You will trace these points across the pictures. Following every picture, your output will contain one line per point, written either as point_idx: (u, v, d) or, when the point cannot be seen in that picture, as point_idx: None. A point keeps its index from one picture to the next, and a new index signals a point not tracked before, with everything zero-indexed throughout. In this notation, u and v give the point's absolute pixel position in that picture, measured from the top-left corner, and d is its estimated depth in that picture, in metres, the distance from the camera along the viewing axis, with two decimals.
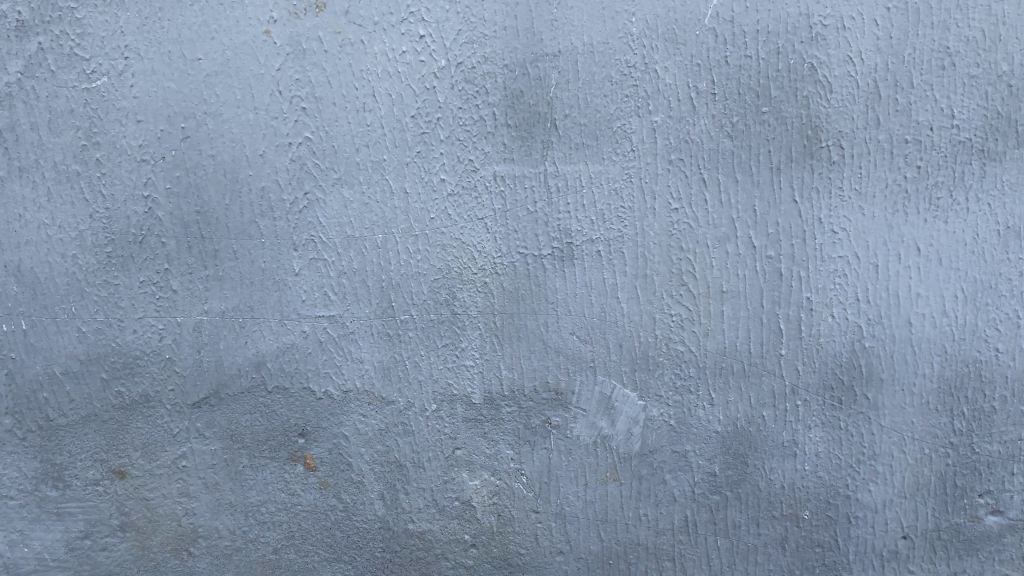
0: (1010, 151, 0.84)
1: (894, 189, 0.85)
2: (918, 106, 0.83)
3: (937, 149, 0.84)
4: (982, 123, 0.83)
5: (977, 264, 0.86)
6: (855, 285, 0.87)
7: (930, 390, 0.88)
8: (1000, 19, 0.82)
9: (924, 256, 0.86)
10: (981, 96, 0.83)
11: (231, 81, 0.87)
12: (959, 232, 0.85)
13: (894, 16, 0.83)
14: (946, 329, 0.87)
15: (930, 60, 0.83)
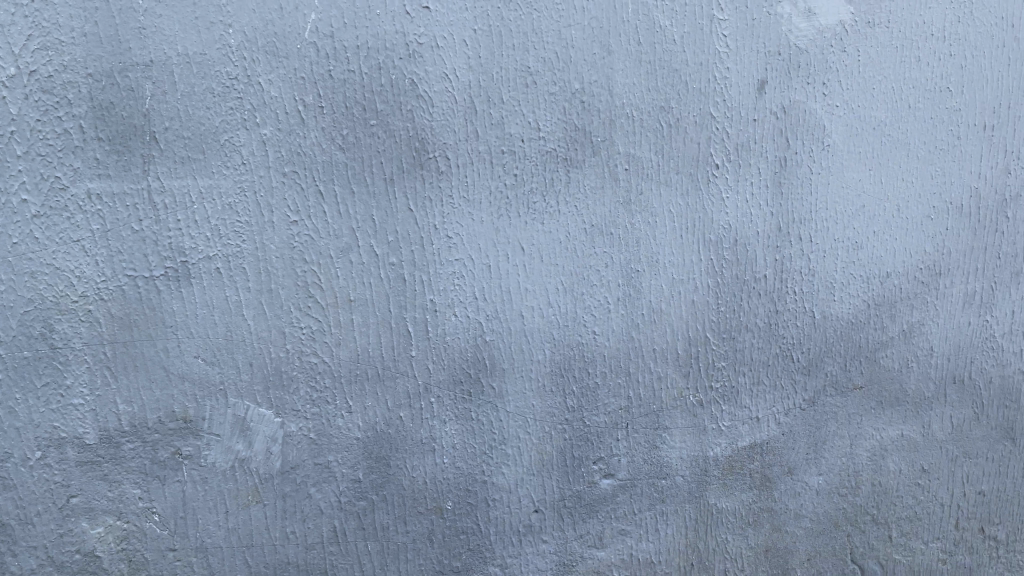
0: (589, 158, 0.95)
1: (497, 196, 0.92)
2: (510, 119, 0.91)
3: (529, 157, 0.92)
4: (563, 134, 0.93)
5: (570, 261, 0.97)
6: (471, 286, 0.93)
7: (545, 374, 0.98)
8: (569, 43, 0.91)
9: (528, 255, 0.95)
10: (560, 110, 0.92)
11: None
12: (554, 231, 0.95)
13: (480, 37, 0.89)
14: (552, 318, 0.97)
15: (515, 76, 0.90)
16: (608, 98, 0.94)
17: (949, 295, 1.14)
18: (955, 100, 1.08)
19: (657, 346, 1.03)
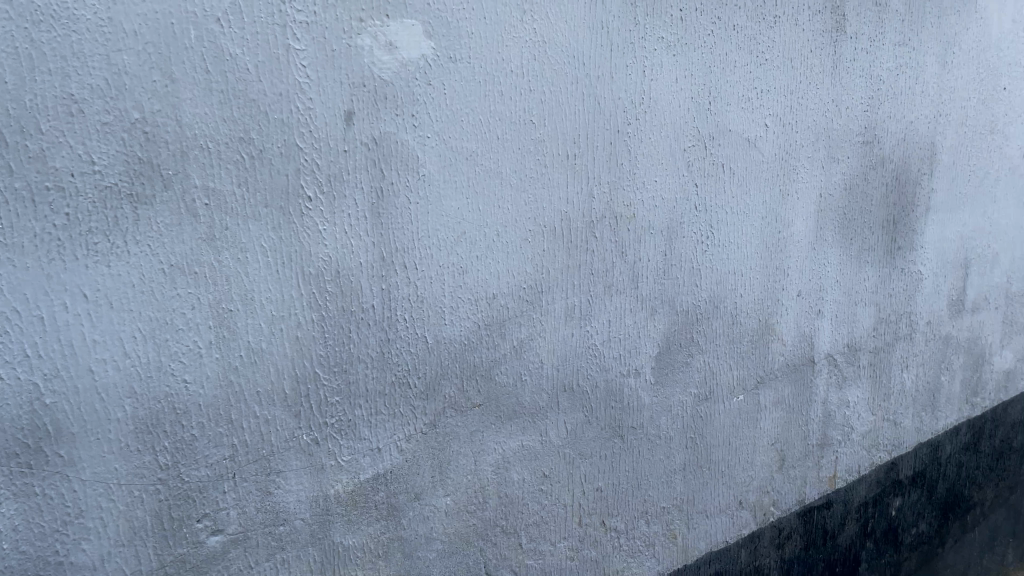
0: (159, 193, 0.87)
1: (44, 239, 0.81)
2: (53, 153, 0.80)
3: (82, 194, 0.83)
4: (125, 169, 0.85)
5: (146, 306, 0.88)
6: (20, 342, 0.81)
7: (128, 433, 0.89)
8: (121, 70, 0.83)
9: (91, 303, 0.85)
10: (117, 142, 0.84)
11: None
12: (123, 275, 0.86)
13: (4, 60, 0.77)
14: (131, 370, 0.88)
15: (53, 105, 0.80)
16: (176, 129, 0.87)
17: (550, 311, 1.24)
18: (538, 133, 1.17)
19: (261, 389, 0.98)
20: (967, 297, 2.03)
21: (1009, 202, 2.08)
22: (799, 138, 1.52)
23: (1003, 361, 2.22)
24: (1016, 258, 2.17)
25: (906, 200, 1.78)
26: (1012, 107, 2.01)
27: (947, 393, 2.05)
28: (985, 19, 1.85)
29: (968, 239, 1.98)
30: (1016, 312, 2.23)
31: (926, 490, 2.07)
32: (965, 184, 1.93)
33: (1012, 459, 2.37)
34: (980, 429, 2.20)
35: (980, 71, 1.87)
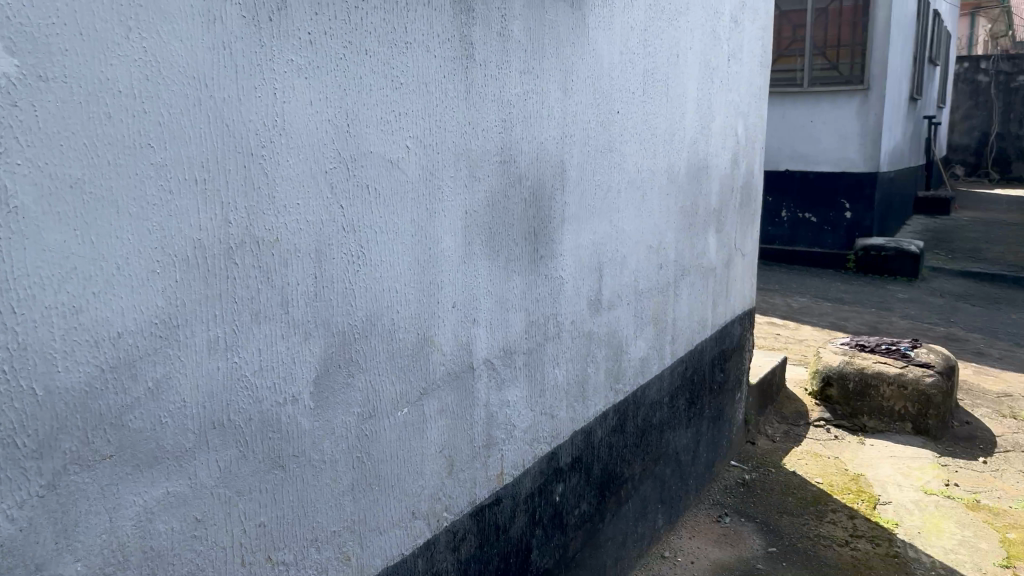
0: None
1: None
2: None
3: None
4: None
5: None
6: None
7: None
8: None
9: None
10: None
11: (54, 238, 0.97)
12: None
13: None
14: None
15: None
16: None
17: (191, 344, 1.15)
18: (159, 157, 1.07)
19: None
20: (603, 297, 2.29)
21: (630, 211, 2.38)
22: (440, 159, 1.60)
23: (638, 349, 2.53)
24: (640, 259, 2.49)
25: (543, 213, 1.95)
26: (625, 128, 2.30)
27: (593, 383, 2.29)
28: (596, 51, 2.10)
29: (600, 245, 2.23)
30: (644, 306, 2.55)
31: (584, 473, 2.29)
32: (593, 197, 2.17)
33: (653, 434, 2.71)
34: (624, 412, 2.49)
35: (596, 97, 2.12)
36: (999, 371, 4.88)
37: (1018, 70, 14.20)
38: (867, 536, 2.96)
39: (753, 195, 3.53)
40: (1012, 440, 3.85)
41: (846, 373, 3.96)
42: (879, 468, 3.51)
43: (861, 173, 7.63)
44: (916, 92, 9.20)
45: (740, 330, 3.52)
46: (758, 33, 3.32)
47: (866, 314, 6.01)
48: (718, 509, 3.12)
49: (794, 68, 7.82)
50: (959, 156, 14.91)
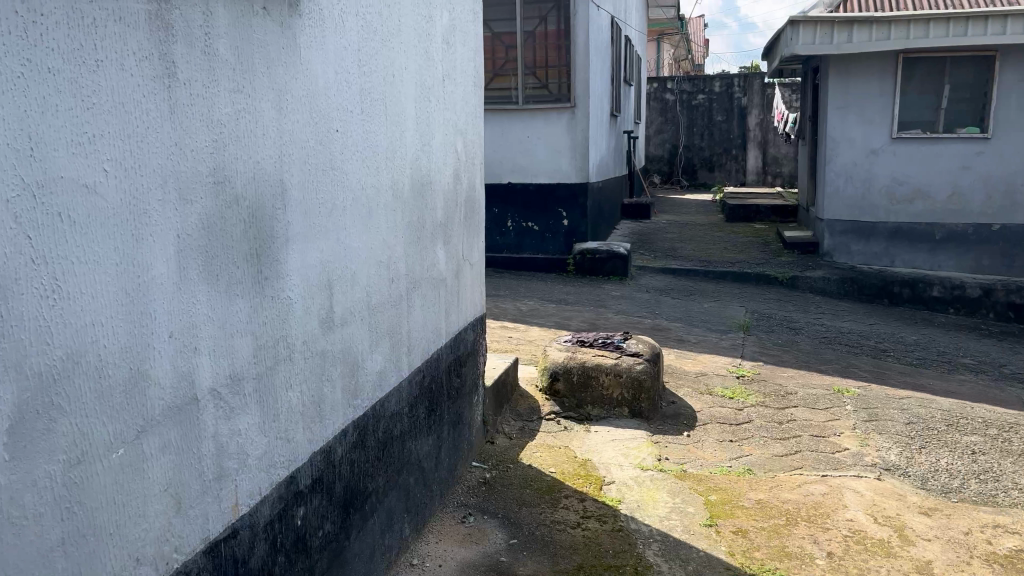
0: None
1: None
2: None
3: None
4: None
5: None
6: None
7: None
8: None
9: None
10: None
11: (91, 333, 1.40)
12: None
13: None
14: None
15: None
16: None
17: None
18: None
19: None
20: (335, 313, 2.29)
21: (356, 227, 2.41)
22: (145, 182, 1.51)
23: (374, 363, 2.57)
24: (370, 274, 2.52)
25: (264, 233, 1.92)
26: (346, 146, 2.32)
27: (330, 401, 2.28)
28: (310, 70, 2.10)
29: (328, 263, 2.23)
30: (377, 320, 2.59)
31: (326, 493, 2.27)
32: (317, 215, 2.17)
33: (395, 446, 2.75)
34: (364, 427, 2.50)
35: (313, 115, 2.13)
36: (695, 354, 5.57)
37: (696, 90, 16.18)
38: (596, 515, 3.24)
39: (477, 207, 3.72)
40: (708, 414, 4.42)
41: (571, 367, 4.28)
42: (603, 452, 3.85)
43: (574, 184, 8.30)
44: (615, 109, 10.17)
45: (473, 335, 3.69)
46: (469, 55, 3.51)
47: (586, 312, 6.54)
48: (463, 510, 3.24)
49: (508, 86, 8.30)
50: (655, 166, 16.70)
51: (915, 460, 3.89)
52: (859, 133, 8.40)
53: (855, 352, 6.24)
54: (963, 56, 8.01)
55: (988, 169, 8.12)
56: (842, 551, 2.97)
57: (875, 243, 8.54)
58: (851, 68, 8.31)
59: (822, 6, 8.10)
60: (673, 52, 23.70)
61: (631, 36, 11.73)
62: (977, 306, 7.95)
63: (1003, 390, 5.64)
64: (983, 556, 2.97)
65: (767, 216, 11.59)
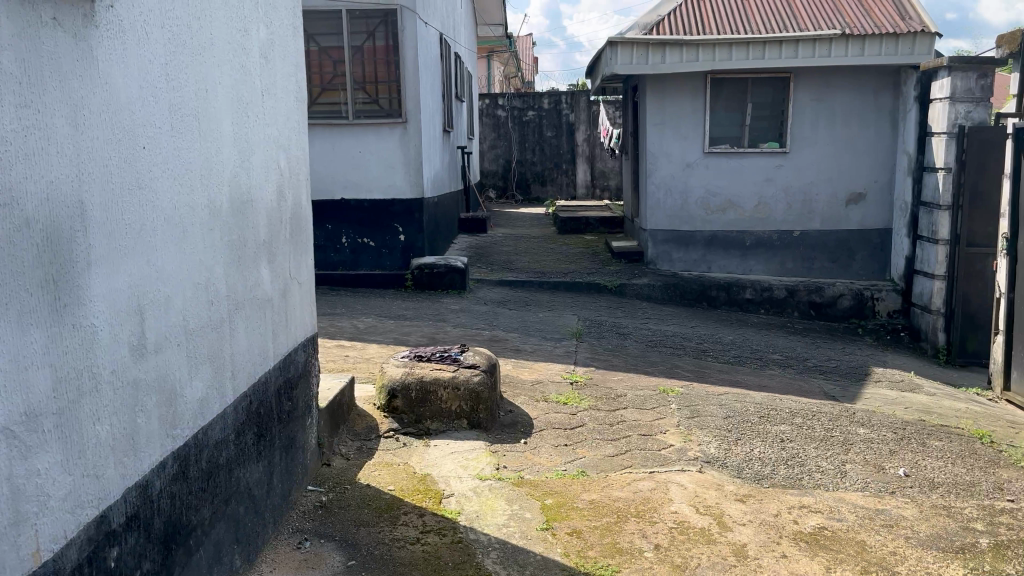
0: None
1: None
2: None
3: None
4: None
5: None
6: None
7: None
8: None
9: None
10: None
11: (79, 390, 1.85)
12: None
13: None
14: None
15: None
16: None
17: None
18: None
19: None
20: (147, 340, 2.17)
21: (169, 248, 2.29)
22: None
23: (194, 391, 2.45)
24: (186, 297, 2.41)
25: (61, 255, 1.78)
26: (154, 163, 2.21)
27: (146, 432, 2.15)
28: (110, 84, 1.99)
29: (137, 287, 2.11)
30: (196, 345, 2.47)
31: (143, 530, 2.14)
32: (123, 237, 2.05)
33: (221, 475, 2.64)
34: (185, 458, 2.38)
35: (115, 131, 2.01)
36: (531, 363, 5.71)
37: (526, 107, 16.61)
38: (435, 529, 3.25)
39: (303, 224, 3.64)
40: (544, 421, 4.55)
41: (407, 383, 4.26)
42: (442, 465, 3.86)
43: (409, 200, 8.31)
44: (447, 124, 10.28)
45: (304, 357, 3.60)
46: (289, 70, 3.44)
47: (424, 327, 6.55)
48: (298, 536, 3.15)
49: (337, 101, 8.17)
50: (490, 181, 17.00)
51: (732, 451, 4.19)
52: (675, 148, 8.92)
53: (678, 353, 6.63)
54: (762, 77, 8.72)
55: (788, 180, 8.90)
56: (668, 542, 3.15)
57: (694, 250, 9.14)
58: (666, 87, 8.80)
59: (638, 28, 8.55)
60: (503, 69, 24.24)
61: (460, 53, 11.88)
62: (783, 306, 8.69)
63: (806, 381, 6.19)
64: (791, 535, 3.24)
65: (596, 228, 12.08)
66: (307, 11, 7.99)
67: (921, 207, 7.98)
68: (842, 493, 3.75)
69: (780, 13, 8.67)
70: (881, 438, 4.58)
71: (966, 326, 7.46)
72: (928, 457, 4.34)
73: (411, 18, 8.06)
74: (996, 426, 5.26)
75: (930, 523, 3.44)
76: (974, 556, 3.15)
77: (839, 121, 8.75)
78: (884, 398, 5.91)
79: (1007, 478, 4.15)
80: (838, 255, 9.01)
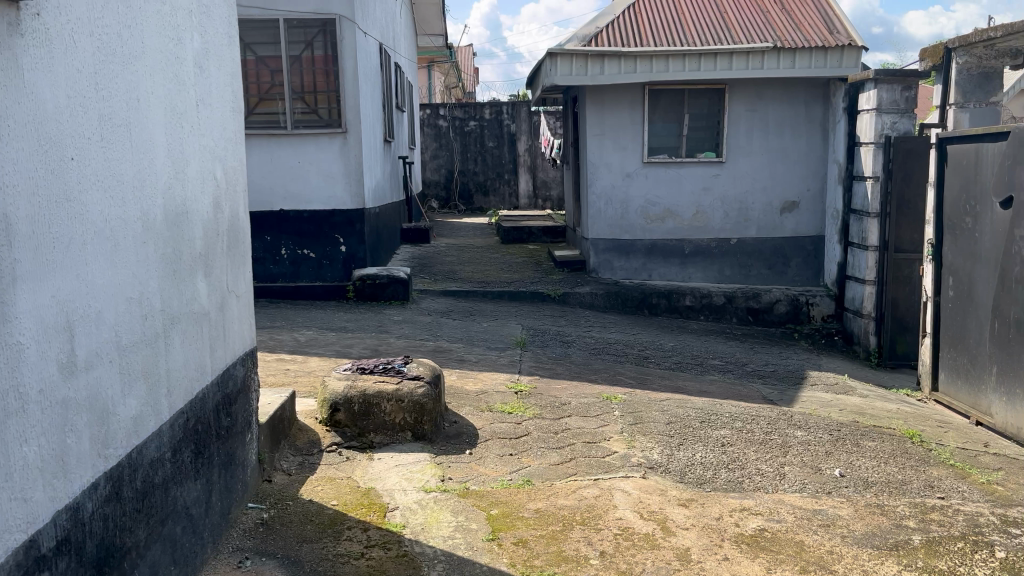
0: None
1: None
2: None
3: None
4: None
5: None
6: None
7: None
8: None
9: None
10: None
11: (24, 411, 1.84)
12: None
13: None
14: None
15: None
16: None
17: None
18: None
19: None
20: (78, 357, 2.09)
21: (100, 263, 2.23)
22: None
23: (127, 409, 2.37)
24: (119, 312, 2.34)
25: None
26: (83, 176, 2.14)
27: (76, 454, 2.08)
28: (36, 93, 1.93)
29: (66, 303, 2.04)
30: (129, 362, 2.40)
31: (74, 554, 2.07)
32: (50, 251, 1.98)
33: (156, 495, 2.56)
34: (118, 478, 2.31)
35: (42, 142, 1.94)
36: (476, 373, 5.71)
37: (467, 117, 16.64)
38: (380, 543, 3.21)
39: (241, 236, 3.57)
40: (489, 430, 4.54)
41: (350, 397, 4.21)
42: (386, 479, 3.83)
43: (350, 210, 8.24)
44: (388, 134, 10.22)
45: (242, 371, 3.52)
46: (225, 80, 3.39)
47: (367, 339, 6.49)
48: (239, 554, 3.08)
49: (275, 111, 8.06)
50: (433, 191, 16.96)
51: (674, 457, 4.24)
52: (615, 158, 9.04)
53: (621, 361, 6.70)
54: (698, 89, 8.90)
55: (725, 189, 9.11)
56: (613, 549, 3.17)
57: (635, 258, 9.27)
58: (604, 98, 8.91)
59: (576, 40, 8.63)
60: (443, 80, 24.25)
61: (400, 63, 11.85)
62: (722, 312, 8.86)
63: (745, 386, 6.32)
64: (732, 538, 3.30)
65: (539, 237, 12.15)
66: (243, 20, 7.87)
67: (852, 214, 8.24)
68: (781, 495, 3.84)
69: (714, 26, 8.87)
70: (818, 440, 4.70)
71: (896, 329, 7.72)
72: (863, 457, 4.47)
73: (350, 28, 8.01)
74: (926, 426, 5.44)
75: (865, 522, 3.54)
76: (908, 552, 3.26)
77: (773, 131, 8.98)
78: (820, 400, 6.07)
79: (937, 475, 4.30)
80: (773, 262, 9.24)
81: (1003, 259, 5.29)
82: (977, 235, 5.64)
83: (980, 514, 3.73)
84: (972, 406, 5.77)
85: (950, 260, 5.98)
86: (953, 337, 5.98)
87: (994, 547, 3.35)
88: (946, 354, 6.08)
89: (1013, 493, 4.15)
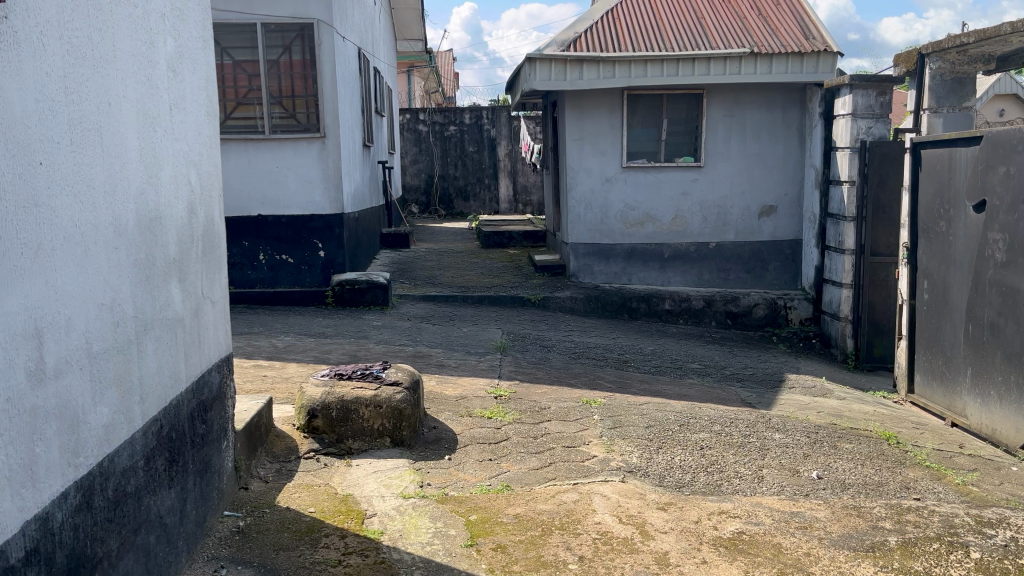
0: None
1: None
2: None
3: None
4: None
5: None
6: None
7: None
8: None
9: None
10: None
11: None
12: None
13: None
14: None
15: None
16: None
17: None
18: None
19: None
20: (46, 365, 2.06)
21: (70, 269, 2.20)
22: None
23: (98, 417, 2.34)
24: (90, 320, 2.30)
25: None
26: (53, 180, 2.12)
27: (45, 463, 2.04)
28: (3, 98, 1.89)
29: (34, 309, 2.01)
30: (100, 369, 2.36)
31: (44, 565, 2.03)
32: (18, 258, 1.95)
33: (128, 503, 2.52)
34: (88, 487, 2.27)
35: (10, 147, 1.91)
36: (456, 378, 5.69)
37: (447, 122, 16.64)
38: (357, 550, 3.19)
39: (215, 242, 3.53)
40: (468, 436, 4.52)
41: (328, 403, 4.17)
42: (364, 485, 3.80)
43: (328, 215, 8.21)
44: (367, 139, 10.20)
45: (218, 378, 3.49)
46: (199, 84, 3.35)
47: (346, 345, 6.44)
48: (214, 563, 3.04)
49: (252, 116, 8.02)
50: (413, 196, 16.93)
51: (653, 460, 4.26)
52: (594, 163, 9.05)
53: (601, 365, 6.72)
54: (676, 94, 8.96)
55: (703, 194, 9.17)
56: (592, 553, 3.16)
57: (614, 263, 9.29)
58: (584, 103, 8.91)
59: (556, 45, 8.63)
60: (423, 85, 24.30)
61: (379, 69, 11.84)
62: (701, 316, 8.91)
63: (723, 389, 6.33)
64: (711, 542, 3.30)
65: (519, 241, 12.17)
66: (221, 24, 7.83)
67: (828, 218, 8.31)
68: (759, 498, 3.85)
69: (692, 32, 8.90)
70: (796, 442, 4.73)
71: (872, 332, 7.78)
72: (840, 459, 4.51)
73: (329, 33, 7.99)
74: (903, 428, 5.49)
75: (843, 524, 3.56)
76: (883, 554, 3.27)
77: (749, 134, 9.05)
78: (798, 403, 6.10)
79: (912, 477, 4.34)
80: (752, 266, 9.30)
81: (977, 262, 5.35)
82: (951, 238, 5.70)
83: (956, 515, 3.77)
84: (948, 407, 5.82)
85: (925, 263, 6.04)
86: (928, 340, 6.05)
87: (969, 549, 3.37)
88: (922, 357, 6.15)
89: (988, 494, 4.19)
